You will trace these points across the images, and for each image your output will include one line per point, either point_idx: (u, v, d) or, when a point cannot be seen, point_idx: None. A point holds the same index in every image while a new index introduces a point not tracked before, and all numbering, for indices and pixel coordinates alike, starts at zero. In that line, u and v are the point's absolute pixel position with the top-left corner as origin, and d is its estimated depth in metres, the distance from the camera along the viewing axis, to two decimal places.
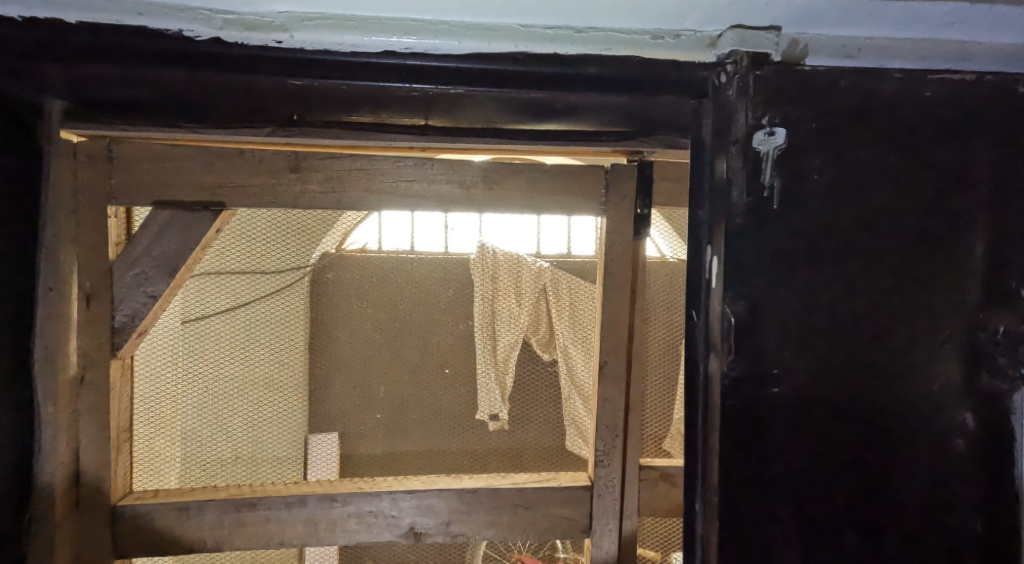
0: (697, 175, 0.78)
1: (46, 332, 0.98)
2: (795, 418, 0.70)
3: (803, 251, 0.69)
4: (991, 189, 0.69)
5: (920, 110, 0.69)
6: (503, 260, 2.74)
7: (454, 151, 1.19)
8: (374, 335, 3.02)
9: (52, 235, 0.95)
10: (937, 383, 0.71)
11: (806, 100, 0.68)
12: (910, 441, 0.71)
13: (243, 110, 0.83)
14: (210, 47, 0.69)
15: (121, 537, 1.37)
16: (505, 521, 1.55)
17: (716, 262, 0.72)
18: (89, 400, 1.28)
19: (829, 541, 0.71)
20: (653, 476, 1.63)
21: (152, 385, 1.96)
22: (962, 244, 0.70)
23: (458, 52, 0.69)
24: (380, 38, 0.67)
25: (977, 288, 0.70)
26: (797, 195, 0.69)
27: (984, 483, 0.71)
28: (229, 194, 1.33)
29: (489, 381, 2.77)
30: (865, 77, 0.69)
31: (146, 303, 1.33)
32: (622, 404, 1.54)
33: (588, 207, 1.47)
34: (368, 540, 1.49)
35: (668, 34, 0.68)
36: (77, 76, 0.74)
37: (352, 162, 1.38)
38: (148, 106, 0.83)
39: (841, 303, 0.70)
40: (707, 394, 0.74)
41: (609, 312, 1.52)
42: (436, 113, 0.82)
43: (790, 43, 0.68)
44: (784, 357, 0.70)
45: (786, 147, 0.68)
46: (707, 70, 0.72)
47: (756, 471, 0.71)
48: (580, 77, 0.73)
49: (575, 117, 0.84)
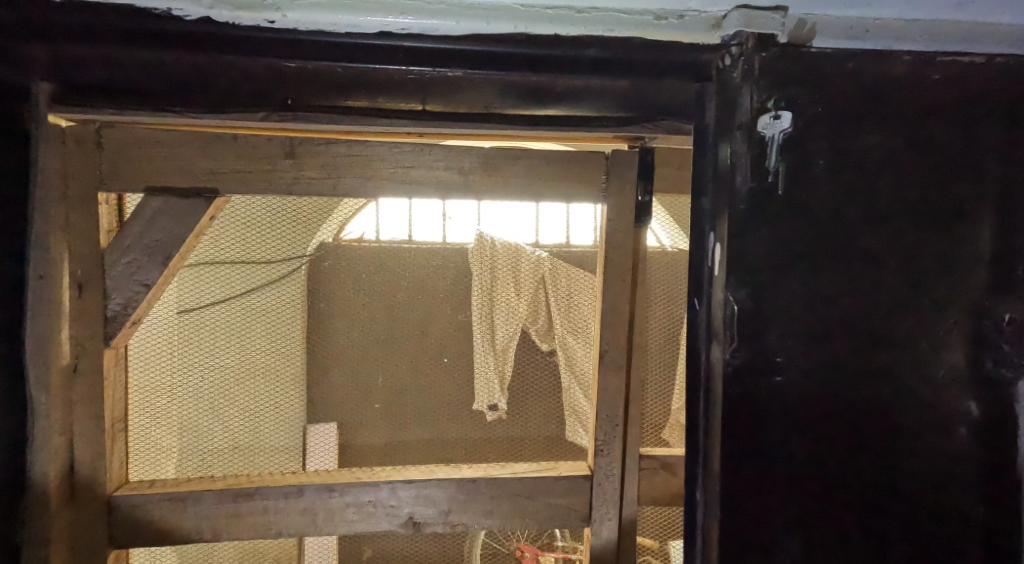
0: (698, 163, 0.76)
1: (38, 322, 0.96)
2: (795, 408, 0.69)
3: (806, 238, 0.68)
4: (999, 174, 0.68)
5: (925, 92, 0.67)
6: (502, 250, 2.73)
7: (454, 136, 1.17)
8: (374, 324, 2.97)
9: (42, 223, 0.93)
10: (941, 371, 0.70)
11: (810, 84, 0.67)
12: (913, 432, 0.70)
13: (235, 95, 0.81)
14: (200, 27, 0.67)
15: (118, 528, 1.36)
16: (504, 510, 1.54)
17: (719, 249, 0.70)
18: (82, 390, 1.26)
19: (830, 533, 0.70)
20: (653, 465, 1.62)
21: (147, 375, 1.95)
22: (967, 231, 0.69)
23: (455, 33, 0.68)
24: (375, 17, 0.66)
25: (982, 275, 0.69)
26: (800, 181, 0.68)
27: (988, 473, 0.70)
28: (223, 181, 1.32)
29: (488, 370, 2.77)
30: (870, 60, 0.67)
31: (140, 292, 1.32)
32: (622, 393, 1.53)
33: (589, 194, 1.45)
34: (367, 530, 1.49)
35: (671, 15, 0.66)
36: (65, 59, 0.72)
37: (348, 149, 1.35)
38: (137, 91, 0.81)
39: (845, 292, 0.69)
40: (709, 384, 0.73)
41: (609, 299, 1.51)
42: (433, 98, 0.80)
43: (796, 25, 0.65)
44: (786, 345, 0.69)
45: (791, 132, 0.67)
46: (711, 52, 0.70)
47: (756, 460, 0.70)
48: (581, 60, 0.71)
49: (576, 102, 0.82)
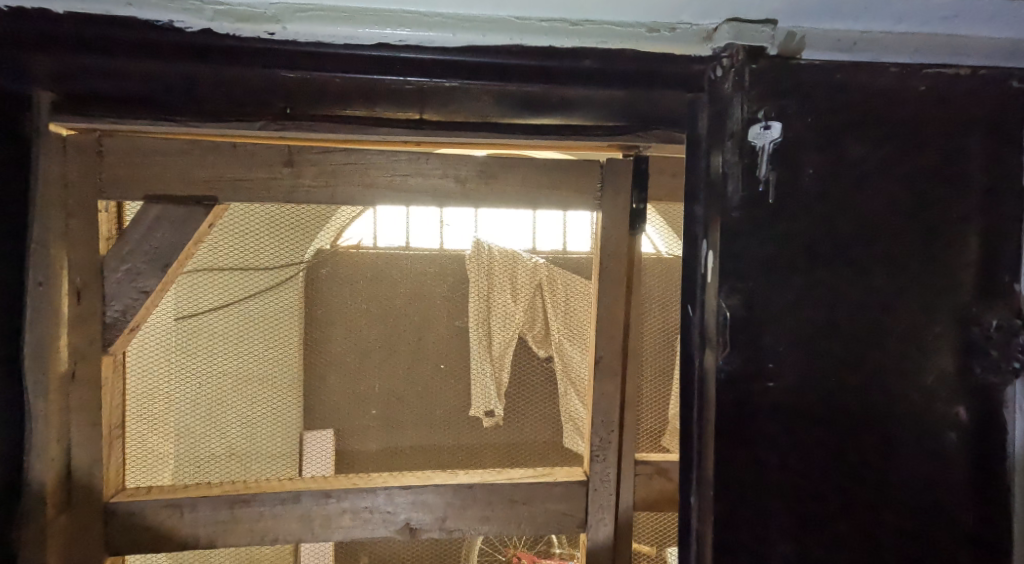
0: (692, 173, 0.77)
1: (37, 328, 0.97)
2: (787, 414, 0.70)
3: (796, 247, 0.69)
4: (986, 185, 0.69)
5: (911, 103, 0.69)
6: (500, 257, 2.73)
7: (451, 145, 1.18)
8: (371, 330, 2.98)
9: (42, 230, 0.94)
10: (930, 377, 0.71)
11: (799, 96, 0.68)
12: (903, 437, 0.71)
13: (236, 104, 0.82)
14: (200, 39, 0.68)
15: (115, 535, 1.36)
16: (500, 516, 1.54)
17: (711, 257, 0.71)
18: (79, 397, 1.27)
19: (822, 538, 0.71)
20: (648, 471, 1.62)
21: (143, 380, 1.95)
22: (955, 239, 0.70)
23: (451, 45, 0.69)
24: (372, 29, 0.67)
25: (970, 283, 0.70)
26: (790, 190, 0.69)
27: (978, 477, 0.71)
28: (223, 188, 1.33)
29: (484, 378, 2.83)
30: (858, 72, 0.68)
31: (138, 298, 1.33)
32: (618, 399, 1.54)
33: (584, 202, 1.47)
34: (364, 535, 1.49)
35: (664, 28, 0.68)
36: (67, 70, 0.73)
37: (347, 157, 1.37)
38: (137, 99, 0.81)
39: (836, 299, 0.70)
40: (702, 390, 0.74)
41: (605, 306, 1.51)
42: (431, 107, 0.81)
43: (787, 37, 0.67)
44: (778, 351, 0.70)
45: (781, 142, 0.68)
46: (703, 64, 0.71)
47: (749, 466, 0.71)
48: (576, 71, 0.72)
49: (571, 111, 0.83)
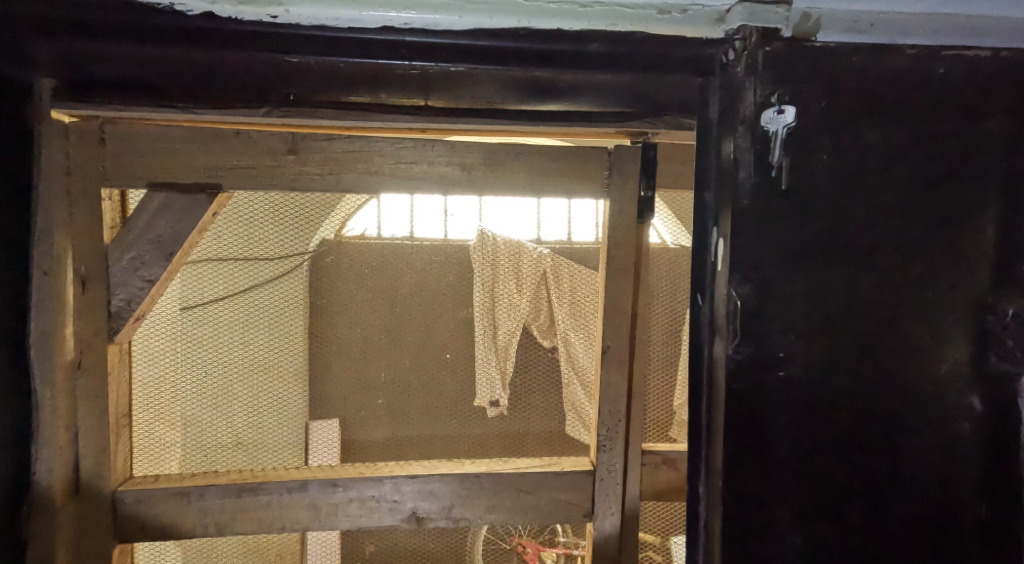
0: (702, 159, 0.76)
1: (41, 318, 0.97)
2: (797, 404, 0.69)
3: (808, 236, 0.68)
4: (1003, 171, 0.68)
5: (928, 87, 0.67)
6: (503, 247, 2.73)
7: (457, 132, 1.17)
8: (377, 319, 2.98)
9: (45, 217, 0.94)
10: (944, 366, 0.70)
11: (812, 79, 0.67)
12: (916, 427, 0.70)
13: (239, 89, 0.80)
14: (202, 22, 0.67)
15: (123, 523, 1.37)
16: (506, 505, 1.54)
17: (722, 245, 0.70)
18: (86, 386, 1.27)
19: (832, 527, 0.70)
20: (655, 461, 1.61)
21: (150, 370, 1.96)
22: (971, 225, 0.69)
23: (457, 28, 0.68)
24: (379, 12, 0.66)
25: (986, 270, 0.69)
26: (803, 176, 0.67)
27: (991, 466, 0.70)
28: (227, 176, 1.32)
29: (489, 367, 2.78)
30: (875, 54, 0.67)
31: (143, 287, 1.32)
32: (624, 388, 1.53)
33: (590, 190, 1.45)
34: (370, 524, 1.50)
35: (675, 9, 0.66)
36: (67, 55, 0.72)
37: (351, 144, 1.37)
38: (139, 85, 0.80)
39: (848, 288, 0.69)
40: (711, 379, 0.73)
41: (611, 295, 1.51)
42: (436, 94, 0.80)
43: (801, 18, 0.65)
44: (789, 340, 0.69)
45: (795, 126, 0.67)
46: (714, 47, 0.69)
47: (759, 456, 0.70)
48: (584, 55, 0.70)
49: (578, 97, 0.82)
